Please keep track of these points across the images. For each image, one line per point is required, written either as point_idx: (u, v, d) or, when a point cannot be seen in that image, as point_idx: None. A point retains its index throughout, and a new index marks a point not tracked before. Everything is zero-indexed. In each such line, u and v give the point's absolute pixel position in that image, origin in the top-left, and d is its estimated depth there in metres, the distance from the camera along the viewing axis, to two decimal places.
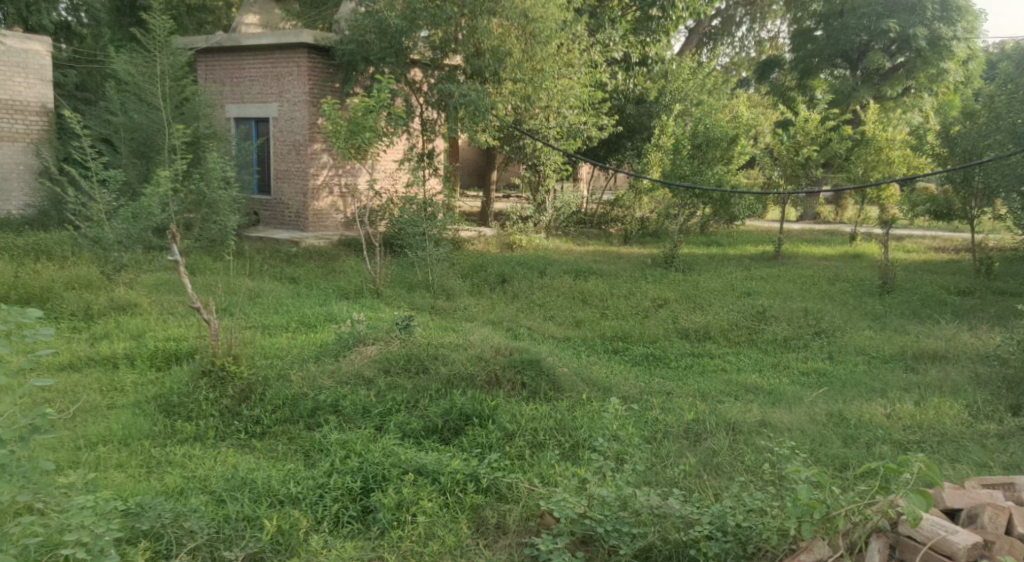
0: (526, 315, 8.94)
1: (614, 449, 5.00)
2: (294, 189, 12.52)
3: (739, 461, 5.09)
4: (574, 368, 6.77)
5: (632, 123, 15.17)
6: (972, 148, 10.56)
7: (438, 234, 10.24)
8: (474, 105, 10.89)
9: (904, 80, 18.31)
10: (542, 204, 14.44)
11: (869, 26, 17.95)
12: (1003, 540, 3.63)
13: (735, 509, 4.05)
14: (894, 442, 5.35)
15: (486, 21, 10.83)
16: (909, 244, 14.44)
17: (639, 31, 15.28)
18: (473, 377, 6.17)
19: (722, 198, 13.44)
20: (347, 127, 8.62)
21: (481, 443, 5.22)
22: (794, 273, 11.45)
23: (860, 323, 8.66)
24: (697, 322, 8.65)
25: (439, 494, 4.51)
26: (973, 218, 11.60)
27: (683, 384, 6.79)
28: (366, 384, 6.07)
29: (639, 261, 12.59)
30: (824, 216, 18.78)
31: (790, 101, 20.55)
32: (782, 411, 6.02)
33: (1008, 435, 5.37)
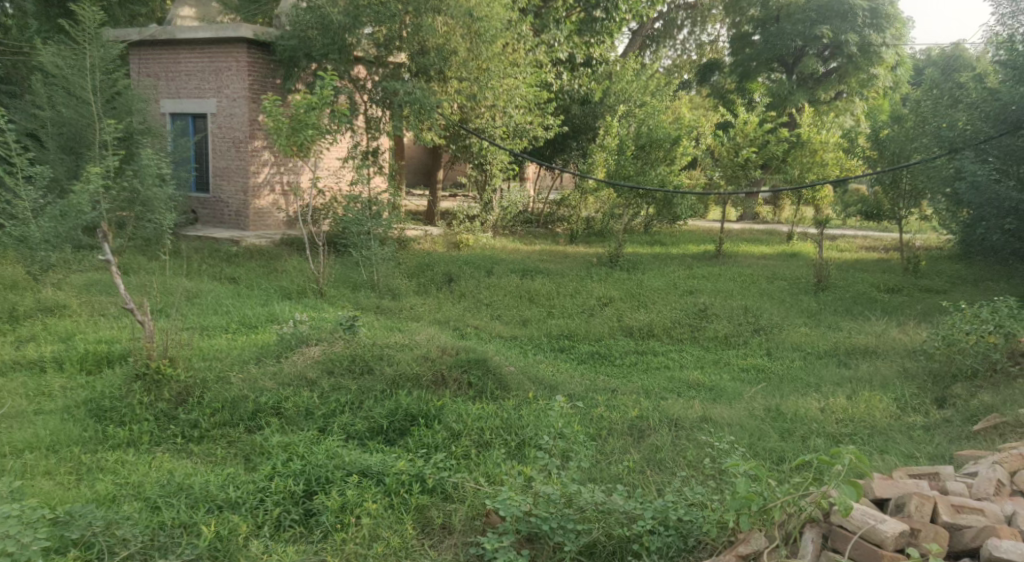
0: (473, 315, 8.97)
1: (560, 447, 5.08)
2: (233, 187, 12.35)
3: (681, 456, 5.21)
4: (519, 366, 6.82)
5: (577, 123, 15.32)
6: (899, 151, 11.15)
7: (384, 233, 10.22)
8: (420, 104, 10.87)
9: (836, 85, 19.11)
10: (488, 204, 14.53)
11: (803, 32, 18.45)
12: (929, 528, 3.70)
13: (676, 504, 4.17)
14: (828, 434, 5.54)
15: (431, 19, 10.79)
16: (843, 243, 14.85)
17: (583, 32, 15.41)
18: (418, 376, 6.19)
19: (664, 198, 13.67)
20: (289, 124, 8.53)
21: (427, 443, 5.24)
22: (735, 271, 11.68)
23: (797, 320, 8.91)
24: (641, 320, 8.80)
25: (384, 496, 4.53)
26: (902, 218, 12.01)
27: (627, 381, 6.90)
28: (309, 385, 6.04)
29: (585, 260, 12.70)
30: (763, 216, 19.20)
31: (731, 103, 20.90)
32: (721, 407, 6.17)
33: (934, 427, 5.59)
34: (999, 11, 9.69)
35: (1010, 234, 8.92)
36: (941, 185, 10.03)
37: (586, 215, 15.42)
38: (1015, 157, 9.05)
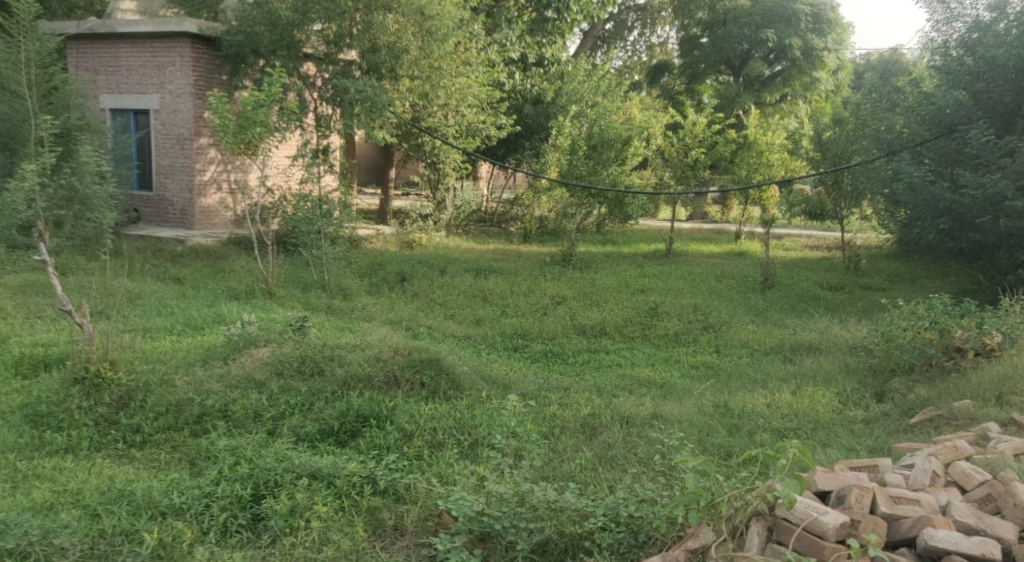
0: (425, 315, 8.96)
1: (513, 446, 5.11)
2: (178, 185, 12.15)
3: (632, 453, 5.28)
4: (471, 366, 6.84)
5: (530, 122, 15.40)
6: (842, 152, 11.43)
7: (334, 233, 10.16)
8: (371, 102, 10.81)
9: (781, 88, 19.66)
10: (441, 202, 14.51)
11: (749, 35, 18.91)
12: (868, 519, 3.78)
13: (627, 501, 4.23)
14: (774, 429, 5.66)
15: (381, 17, 10.72)
16: (788, 242, 15.19)
17: (535, 32, 15.49)
18: (370, 377, 6.17)
19: (616, 198, 13.82)
20: (236, 122, 8.41)
21: (378, 444, 5.24)
22: (684, 270, 11.85)
23: (744, 317, 9.08)
24: (593, 318, 8.89)
25: (334, 498, 4.51)
26: (844, 217, 12.33)
27: (580, 379, 6.97)
28: (257, 387, 5.98)
29: (539, 259, 12.77)
30: (712, 216, 19.52)
31: (680, 103, 21.17)
32: (671, 403, 6.27)
33: (873, 421, 5.75)
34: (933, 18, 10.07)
35: (945, 234, 9.12)
36: (881, 186, 10.33)
37: (539, 214, 15.45)
38: (948, 159, 9.38)
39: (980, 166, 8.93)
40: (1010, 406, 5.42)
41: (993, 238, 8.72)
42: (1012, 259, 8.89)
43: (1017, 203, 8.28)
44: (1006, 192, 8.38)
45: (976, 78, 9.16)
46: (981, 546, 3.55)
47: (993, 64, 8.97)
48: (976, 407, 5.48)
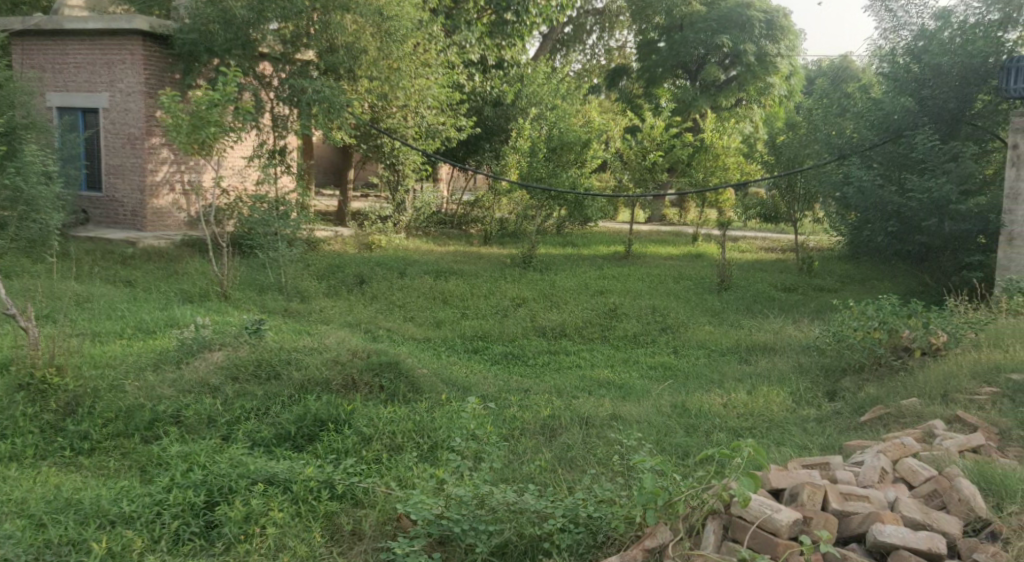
0: (384, 317, 8.93)
1: (472, 448, 5.10)
2: (129, 186, 11.94)
3: (591, 454, 5.31)
4: (431, 368, 6.82)
5: (490, 125, 15.44)
6: (795, 156, 11.61)
7: (292, 235, 10.03)
8: (329, 102, 10.70)
9: (736, 93, 20.03)
10: (400, 204, 14.45)
11: (705, 40, 19.18)
12: (820, 516, 3.84)
13: (586, 501, 4.24)
14: (730, 429, 5.74)
15: (339, 17, 10.62)
16: (744, 244, 15.42)
17: (494, 34, 15.47)
18: (328, 381, 6.12)
19: (576, 200, 13.90)
20: (189, 121, 8.29)
21: (336, 448, 5.20)
22: (643, 272, 11.95)
23: (701, 318, 9.20)
24: (553, 320, 8.93)
25: (291, 504, 4.46)
26: (798, 220, 12.54)
27: (540, 381, 6.99)
28: (212, 391, 5.91)
29: (499, 261, 12.78)
30: (670, 218, 19.75)
31: (638, 107, 21.34)
32: (630, 404, 6.32)
33: (826, 419, 5.86)
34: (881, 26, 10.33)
35: (893, 236, 9.33)
36: (832, 189, 10.54)
37: (500, 216, 15.47)
38: (896, 163, 9.59)
39: (926, 170, 9.14)
40: (955, 404, 5.56)
41: (939, 240, 8.95)
42: (956, 261, 9.22)
43: (962, 207, 8.66)
44: (951, 196, 8.68)
45: (922, 85, 9.41)
46: (928, 541, 3.63)
47: (940, 70, 9.22)
48: (922, 405, 5.61)
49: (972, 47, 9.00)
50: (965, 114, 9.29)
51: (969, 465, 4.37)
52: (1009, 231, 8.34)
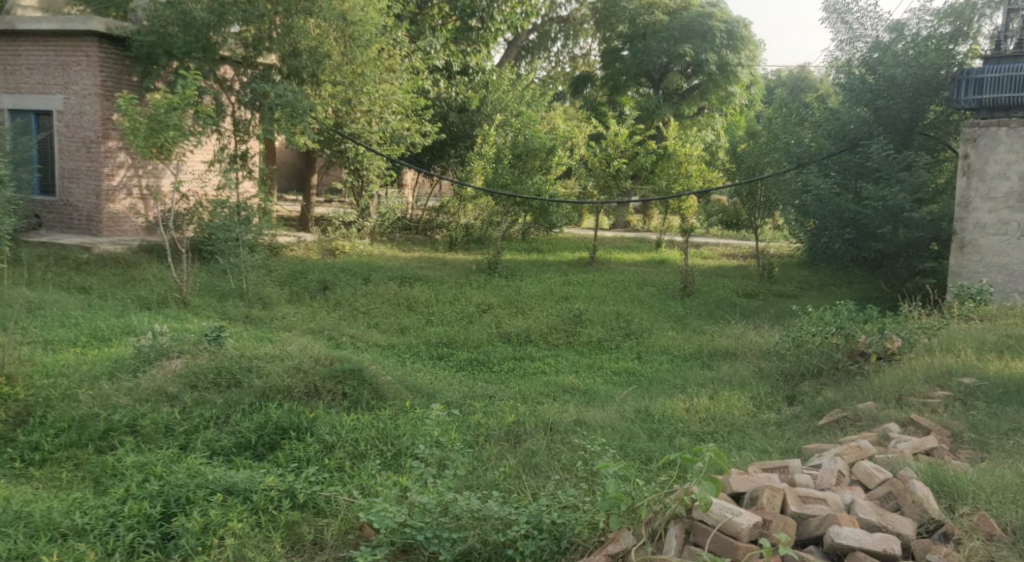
0: (348, 323, 8.87)
1: (436, 456, 5.08)
2: (84, 190, 11.73)
3: (556, 460, 5.30)
4: (395, 375, 6.78)
5: (455, 130, 15.53)
6: (755, 164, 11.77)
7: (253, 240, 9.88)
8: (291, 107, 10.56)
9: (698, 101, 20.35)
10: (365, 210, 14.35)
11: (668, 49, 19.52)
12: (779, 519, 3.88)
13: (550, 507, 4.23)
14: (692, 433, 5.79)
15: (302, 21, 10.56)
16: (705, 251, 15.62)
17: (460, 40, 15.58)
18: (289, 389, 6.05)
19: (541, 206, 13.94)
20: (146, 125, 8.16)
21: (298, 457, 5.15)
22: (607, 278, 12.03)
23: (664, 323, 9.28)
24: (518, 326, 8.92)
25: (250, 514, 4.40)
26: (758, 227, 12.71)
27: (505, 387, 7.00)
28: (169, 400, 5.82)
29: (465, 267, 12.79)
30: (634, 225, 19.92)
31: (602, 115, 21.51)
32: (595, 410, 6.34)
33: (785, 423, 5.93)
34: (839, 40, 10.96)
35: (850, 243, 9.49)
36: (792, 198, 10.71)
37: (465, 222, 15.46)
38: (852, 172, 9.76)
39: (880, 179, 9.34)
40: (909, 408, 5.66)
41: (894, 247, 9.13)
42: (910, 267, 9.40)
43: (914, 215, 8.85)
44: (905, 204, 8.90)
45: (877, 95, 9.61)
46: (884, 542, 3.69)
47: (893, 82, 9.41)
48: (878, 408, 5.70)
49: (924, 60, 9.24)
50: (918, 124, 9.53)
51: (922, 467, 4.46)
52: (960, 239, 8.53)
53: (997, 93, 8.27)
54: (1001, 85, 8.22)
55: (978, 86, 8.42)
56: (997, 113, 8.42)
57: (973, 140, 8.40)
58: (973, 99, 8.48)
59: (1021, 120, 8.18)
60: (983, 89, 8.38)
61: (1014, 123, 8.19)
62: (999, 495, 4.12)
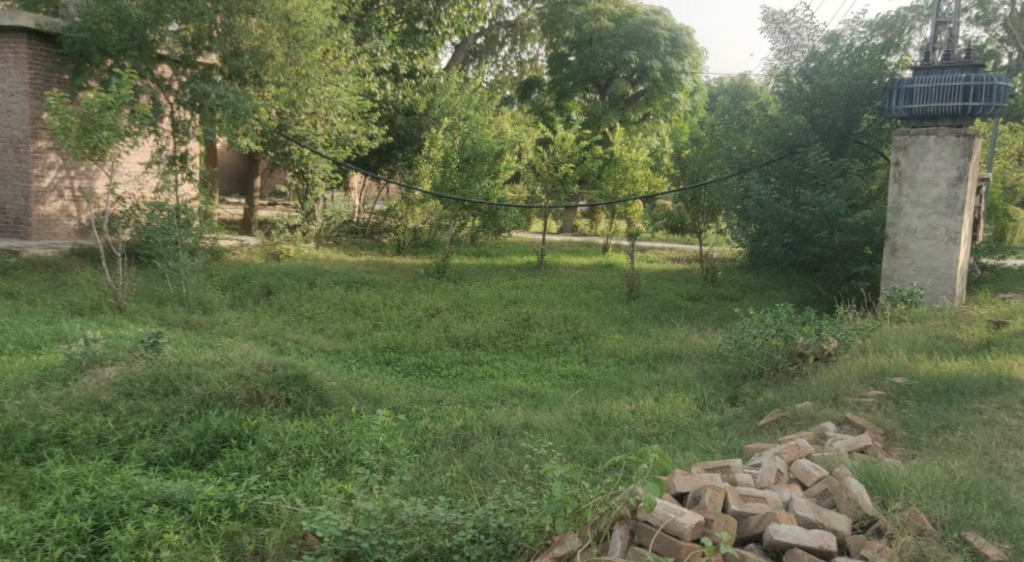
0: (293, 329, 8.74)
1: (382, 462, 5.03)
2: (12, 192, 11.40)
3: (503, 464, 5.28)
4: (341, 380, 6.68)
5: (402, 133, 15.43)
6: (699, 170, 11.95)
7: (193, 244, 9.64)
8: (233, 108, 10.33)
9: (644, 107, 20.68)
10: (310, 213, 14.04)
11: (613, 55, 19.74)
12: (720, 518, 3.92)
13: (497, 511, 4.21)
14: (638, 435, 5.83)
15: (243, 21, 10.37)
16: (652, 255, 15.80)
17: (406, 44, 15.33)
18: (230, 396, 5.93)
19: (489, 210, 13.95)
20: (78, 124, 7.93)
21: (239, 465, 5.05)
22: (554, 281, 12.10)
23: (611, 326, 9.35)
24: (466, 330, 8.90)
25: (188, 525, 4.30)
26: (702, 231, 12.88)
27: (453, 391, 6.96)
28: (103, 409, 5.67)
29: (413, 271, 12.71)
30: (581, 229, 20.07)
31: (549, 120, 21.63)
32: (542, 413, 6.34)
33: (728, 423, 6.01)
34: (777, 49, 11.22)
35: (789, 247, 9.69)
36: (734, 203, 10.89)
37: (413, 226, 15.33)
38: (790, 178, 9.96)
39: (817, 185, 9.57)
40: (844, 407, 5.78)
41: (830, 251, 9.36)
42: (846, 271, 9.63)
43: (849, 220, 9.07)
44: (840, 209, 9.11)
45: (814, 104, 9.88)
46: (820, 539, 3.76)
47: (829, 91, 9.68)
48: (816, 408, 5.81)
49: (858, 70, 9.59)
50: (852, 132, 9.82)
51: (857, 464, 4.56)
52: (892, 243, 8.76)
53: (925, 103, 8.47)
54: (930, 95, 8.42)
55: (908, 95, 8.60)
56: (927, 121, 8.63)
57: (904, 148, 8.62)
58: (903, 108, 8.68)
59: (948, 128, 8.44)
60: (912, 99, 8.56)
61: (943, 132, 8.43)
62: (929, 490, 4.23)
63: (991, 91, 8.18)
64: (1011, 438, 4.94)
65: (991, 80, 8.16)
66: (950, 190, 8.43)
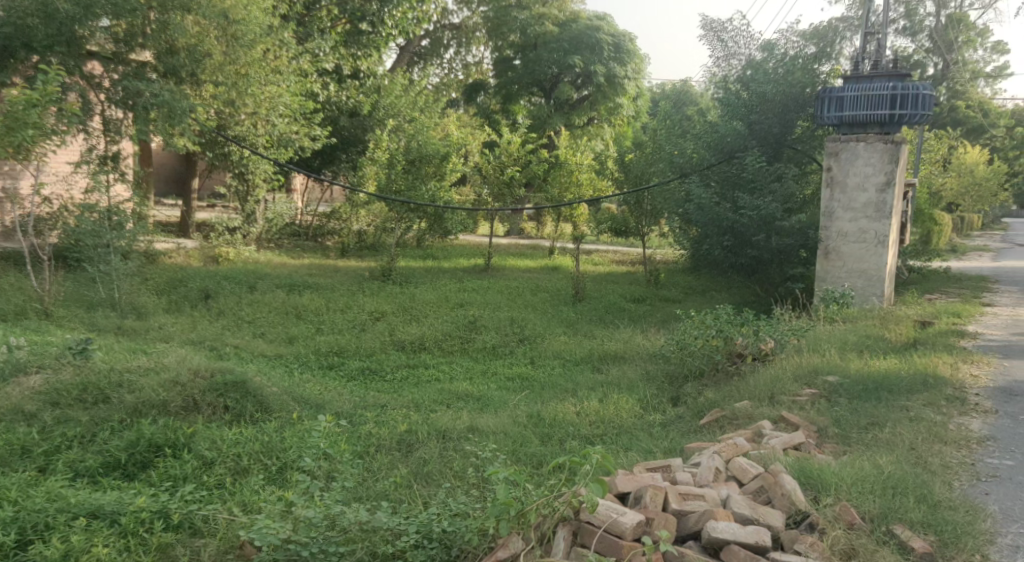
0: (232, 333, 8.56)
1: (324, 468, 4.94)
2: None
3: (447, 468, 5.23)
4: (282, 386, 6.54)
5: (346, 135, 15.29)
6: (642, 174, 12.08)
7: (127, 246, 9.35)
8: (168, 107, 10.07)
9: (588, 112, 20.89)
10: (252, 215, 13.60)
11: (558, 59, 19.87)
12: (661, 517, 3.93)
13: (440, 515, 4.17)
14: (582, 437, 5.84)
15: (179, 17, 10.00)
16: (597, 257, 15.92)
17: (348, 44, 15.07)
18: (165, 403, 5.77)
19: (435, 213, 13.86)
20: (2, 123, 7.61)
21: (173, 475, 4.91)
22: (501, 284, 12.09)
23: (557, 329, 9.37)
24: (412, 334, 8.82)
25: (119, 538, 4.16)
26: (645, 234, 13.01)
27: (398, 396, 6.87)
28: (27, 420, 5.48)
29: (357, 274, 12.55)
30: (528, 232, 20.12)
31: (495, 123, 21.66)
32: (488, 416, 6.31)
33: (669, 424, 6.06)
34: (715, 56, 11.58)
35: (728, 250, 9.86)
36: (675, 207, 11.02)
37: (358, 228, 15.12)
38: (729, 182, 10.12)
39: (755, 189, 9.75)
40: (780, 405, 5.87)
41: (767, 254, 9.54)
42: (782, 273, 9.82)
43: (785, 224, 9.31)
44: (776, 213, 9.34)
45: (750, 110, 10.10)
46: (757, 534, 3.81)
47: (765, 98, 9.95)
48: (753, 407, 5.89)
49: (791, 78, 9.91)
50: (787, 138, 10.07)
51: (791, 461, 4.63)
52: (826, 245, 8.96)
53: (856, 111, 8.66)
54: (860, 103, 8.62)
55: (840, 103, 8.76)
56: (856, 129, 8.83)
57: (836, 155, 8.79)
58: (834, 116, 8.81)
59: (876, 136, 8.63)
60: (844, 106, 8.73)
61: (871, 139, 8.61)
62: (859, 485, 4.31)
63: (917, 100, 8.39)
64: (936, 434, 5.09)
65: (917, 89, 8.38)
66: (880, 195, 8.62)
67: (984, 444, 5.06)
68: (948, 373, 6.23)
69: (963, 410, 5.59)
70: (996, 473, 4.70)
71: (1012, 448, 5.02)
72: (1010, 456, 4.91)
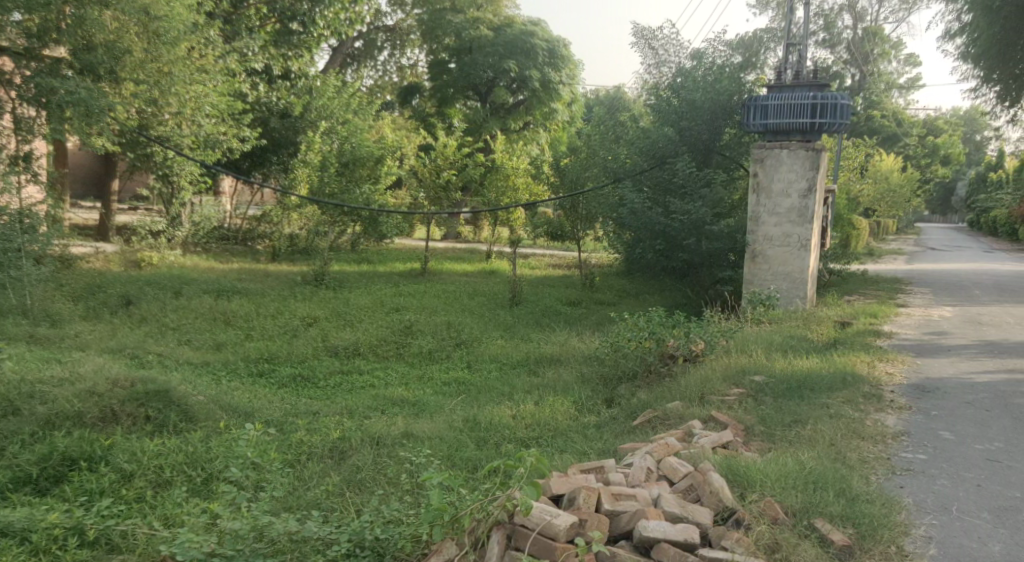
0: (156, 341, 8.29)
1: (251, 478, 4.79)
2: None
3: (380, 474, 5.11)
4: (209, 394, 6.34)
5: (277, 136, 15.01)
6: (577, 179, 12.15)
7: (40, 251, 8.94)
8: (85, 106, 9.61)
9: (524, 116, 21.02)
10: (176, 219, 13.27)
11: (493, 64, 19.71)
12: (594, 517, 3.90)
13: (372, 523, 4.08)
14: (517, 440, 5.80)
15: (96, 12, 9.62)
16: (533, 261, 15.96)
17: (279, 44, 14.89)
18: (81, 415, 5.54)
19: (369, 217, 13.69)
20: None
21: (90, 489, 4.70)
22: (438, 288, 11.94)
23: (493, 332, 9.33)
24: (346, 339, 8.66)
25: (29, 556, 3.95)
26: (580, 238, 13.07)
27: (330, 403, 6.72)
28: None
29: (289, 278, 12.29)
30: (465, 236, 20.08)
31: (430, 126, 21.47)
32: (423, 421, 6.21)
33: (603, 425, 6.05)
34: (646, 64, 11.75)
35: (660, 253, 9.94)
36: (609, 210, 11.09)
37: (289, 231, 14.78)
38: (661, 187, 10.22)
39: (686, 194, 9.87)
40: (709, 405, 5.93)
41: (698, 257, 9.68)
42: (712, 276, 9.97)
43: (714, 227, 9.45)
44: (706, 217, 9.49)
45: (680, 116, 10.24)
46: (686, 532, 3.82)
47: (694, 105, 10.14)
48: (684, 407, 5.93)
49: (720, 86, 10.04)
50: (715, 144, 10.25)
51: (720, 459, 4.66)
52: (752, 249, 9.11)
53: (779, 119, 8.83)
54: (783, 111, 8.79)
55: (763, 111, 8.92)
56: (779, 136, 9.01)
57: (761, 161, 8.95)
58: (759, 124, 8.99)
59: (799, 143, 8.81)
60: (767, 114, 8.90)
61: (794, 146, 8.78)
62: (784, 481, 4.38)
63: (835, 109, 8.62)
64: (854, 430, 5.21)
65: (835, 99, 8.61)
66: (803, 200, 8.82)
67: (898, 439, 5.18)
68: (866, 372, 6.39)
69: (879, 406, 5.73)
70: (910, 467, 4.81)
71: (924, 443, 5.15)
72: (923, 450, 5.04)
